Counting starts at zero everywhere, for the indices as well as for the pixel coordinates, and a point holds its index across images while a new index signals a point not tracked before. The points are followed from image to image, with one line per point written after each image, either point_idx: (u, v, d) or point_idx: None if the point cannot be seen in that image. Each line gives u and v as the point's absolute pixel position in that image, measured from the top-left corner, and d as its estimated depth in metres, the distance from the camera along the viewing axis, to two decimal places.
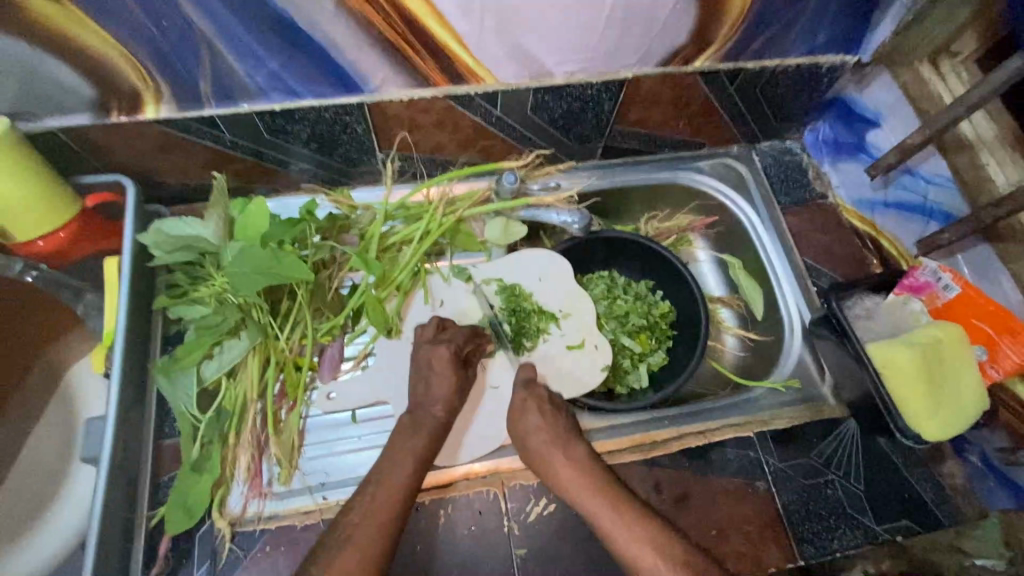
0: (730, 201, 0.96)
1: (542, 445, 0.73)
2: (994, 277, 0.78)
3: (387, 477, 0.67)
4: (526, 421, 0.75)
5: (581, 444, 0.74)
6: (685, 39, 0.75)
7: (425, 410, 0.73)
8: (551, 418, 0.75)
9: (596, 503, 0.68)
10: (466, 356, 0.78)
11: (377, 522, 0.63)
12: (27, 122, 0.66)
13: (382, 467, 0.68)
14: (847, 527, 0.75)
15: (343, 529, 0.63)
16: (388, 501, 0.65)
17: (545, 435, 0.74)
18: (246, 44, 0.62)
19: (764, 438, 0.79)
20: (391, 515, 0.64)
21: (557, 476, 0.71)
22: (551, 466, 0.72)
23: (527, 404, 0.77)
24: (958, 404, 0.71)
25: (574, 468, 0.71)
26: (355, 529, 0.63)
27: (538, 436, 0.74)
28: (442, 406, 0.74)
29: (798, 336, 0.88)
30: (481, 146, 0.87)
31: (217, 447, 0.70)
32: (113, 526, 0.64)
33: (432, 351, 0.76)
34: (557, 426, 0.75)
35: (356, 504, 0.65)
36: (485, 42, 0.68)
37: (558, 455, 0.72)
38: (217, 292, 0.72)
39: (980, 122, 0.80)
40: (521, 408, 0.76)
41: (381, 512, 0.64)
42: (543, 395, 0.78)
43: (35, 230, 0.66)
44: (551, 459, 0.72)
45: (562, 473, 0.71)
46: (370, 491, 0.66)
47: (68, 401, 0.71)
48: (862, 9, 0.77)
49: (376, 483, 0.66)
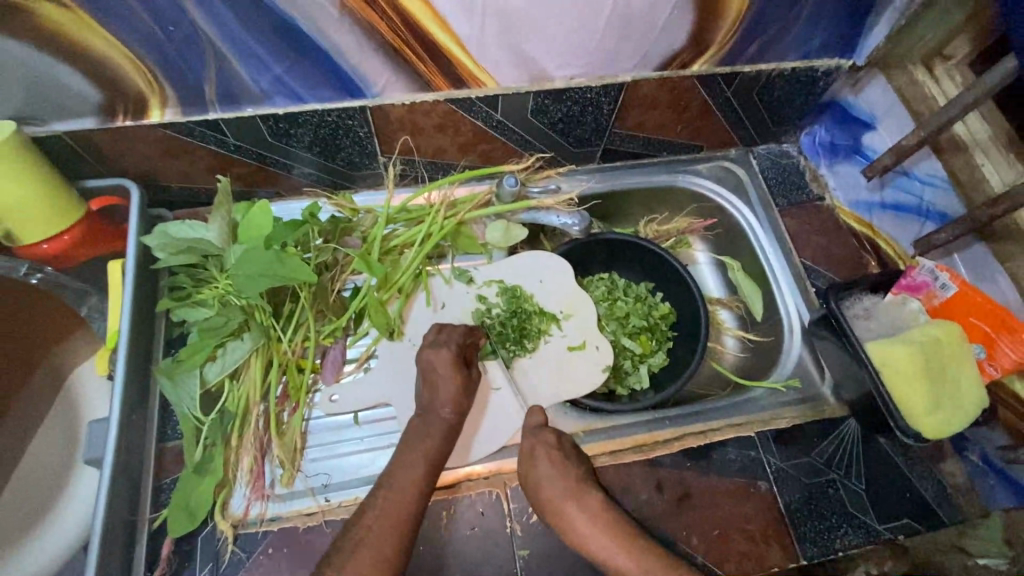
0: (729, 202, 0.98)
1: (556, 496, 0.70)
2: (992, 278, 0.79)
3: (396, 481, 0.67)
4: (538, 470, 0.72)
5: (594, 492, 0.71)
6: (682, 43, 0.76)
7: (435, 413, 0.73)
8: (562, 466, 0.72)
9: (614, 552, 0.67)
10: (465, 355, 0.78)
11: (389, 523, 0.64)
12: (33, 126, 0.67)
13: (393, 471, 0.68)
14: (848, 526, 0.75)
15: (356, 533, 0.63)
16: (400, 507, 0.65)
17: (559, 486, 0.70)
18: (251, 48, 0.63)
19: (764, 438, 0.80)
20: (404, 519, 0.64)
21: (574, 527, 0.69)
22: (562, 513, 0.70)
23: (536, 449, 0.73)
24: (958, 401, 0.72)
25: (586, 517, 0.69)
26: (367, 531, 0.63)
27: (551, 487, 0.70)
28: (450, 407, 0.74)
29: (797, 336, 0.89)
30: (482, 149, 0.88)
31: (220, 448, 0.70)
32: (117, 527, 0.64)
33: (434, 355, 0.75)
34: (567, 472, 0.71)
35: (369, 507, 0.65)
36: (486, 46, 0.69)
37: (572, 506, 0.70)
38: (220, 294, 0.73)
39: (974, 124, 0.81)
40: (531, 458, 0.73)
41: (392, 522, 0.64)
42: (552, 441, 0.74)
43: (40, 234, 0.67)
44: (563, 509, 0.70)
45: (578, 523, 0.69)
46: (382, 494, 0.66)
47: (72, 403, 0.71)
48: (856, 14, 0.78)
49: (387, 489, 0.66)
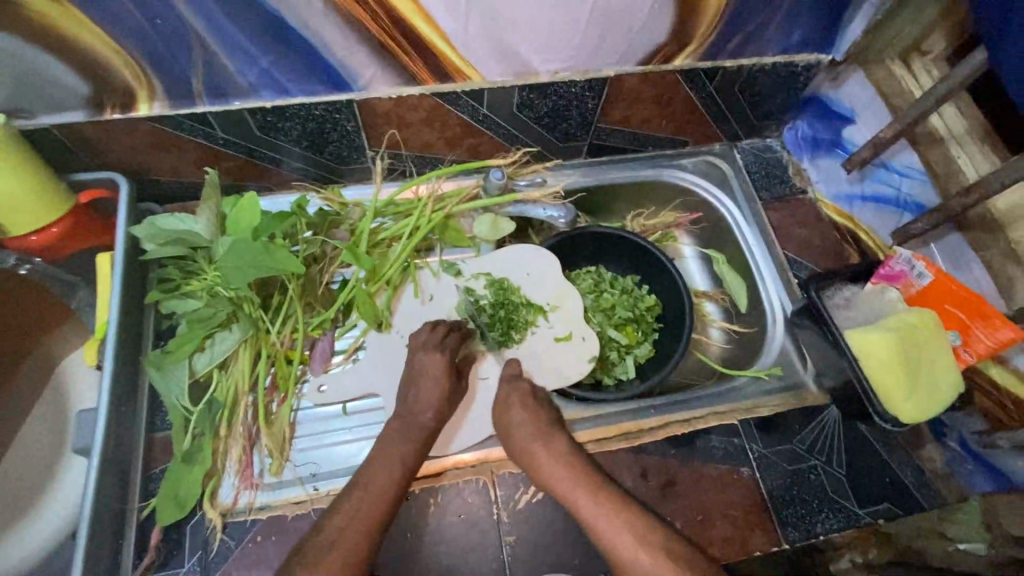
0: (713, 196, 0.99)
1: (525, 439, 0.74)
2: (967, 267, 0.81)
3: (376, 471, 0.69)
4: (510, 416, 0.77)
5: (563, 437, 0.75)
6: (664, 38, 0.78)
7: (413, 419, 0.73)
8: (536, 413, 0.77)
9: (575, 492, 0.70)
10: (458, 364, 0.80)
11: (364, 521, 0.65)
12: (21, 118, 0.68)
13: (371, 461, 0.70)
14: (830, 511, 0.76)
15: (331, 528, 0.64)
16: (376, 501, 0.67)
17: (528, 428, 0.75)
18: (238, 41, 0.64)
19: (747, 426, 0.81)
20: (381, 512, 0.66)
21: (541, 468, 0.73)
22: (529, 456, 0.73)
23: (510, 399, 0.78)
24: (934, 386, 0.73)
25: (557, 459, 0.73)
26: (342, 528, 0.64)
27: (521, 433, 0.75)
28: (431, 413, 0.74)
29: (781, 327, 0.90)
30: (469, 143, 0.89)
31: (209, 438, 0.71)
32: (106, 516, 0.64)
33: (426, 358, 0.77)
34: (539, 420, 0.76)
35: (345, 499, 0.67)
36: (470, 40, 0.70)
37: (540, 448, 0.73)
38: (208, 286, 0.73)
39: (950, 118, 0.83)
40: (506, 405, 0.78)
41: (368, 515, 0.65)
42: (527, 390, 0.79)
43: (28, 225, 0.68)
44: (530, 452, 0.74)
45: (545, 464, 0.73)
46: (359, 486, 0.68)
47: (61, 394, 0.72)
48: (833, 9, 0.80)
49: (366, 482, 0.68)
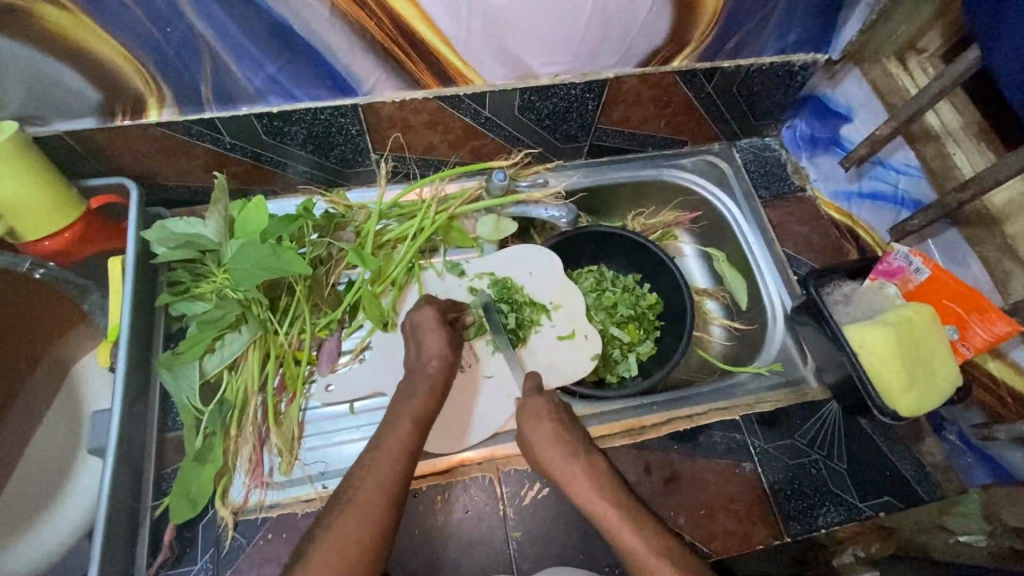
0: (713, 196, 1.00)
1: (548, 443, 0.73)
2: (964, 261, 0.81)
3: (385, 441, 0.68)
4: (536, 421, 0.75)
5: (594, 452, 0.73)
6: (662, 40, 0.79)
7: (421, 370, 0.75)
8: (564, 422, 0.75)
9: (598, 500, 0.68)
10: (449, 320, 0.83)
11: (376, 480, 0.64)
12: (34, 126, 0.69)
13: (382, 435, 0.69)
14: (831, 504, 0.78)
15: (344, 495, 0.63)
16: (385, 467, 0.65)
17: (560, 441, 0.73)
18: (245, 48, 0.65)
19: (749, 421, 0.82)
20: (391, 478, 0.64)
21: (568, 473, 0.71)
22: (551, 463, 0.72)
23: (541, 413, 0.76)
24: (933, 380, 0.74)
25: (584, 470, 0.71)
26: (354, 492, 0.63)
27: (551, 440, 0.73)
28: (436, 362, 0.76)
29: (781, 323, 0.91)
30: (472, 146, 0.91)
31: (220, 437, 0.72)
32: (121, 514, 0.66)
33: (420, 316, 0.79)
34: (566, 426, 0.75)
35: (357, 470, 0.66)
36: (472, 44, 0.72)
37: (565, 456, 0.72)
38: (218, 288, 0.75)
39: (945, 114, 0.84)
40: (536, 416, 0.76)
41: (377, 482, 0.63)
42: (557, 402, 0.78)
43: (43, 230, 0.70)
44: (553, 457, 0.72)
45: (572, 469, 0.71)
46: (371, 457, 0.67)
47: (74, 397, 0.73)
48: (828, 10, 0.81)
49: (374, 450, 0.67)
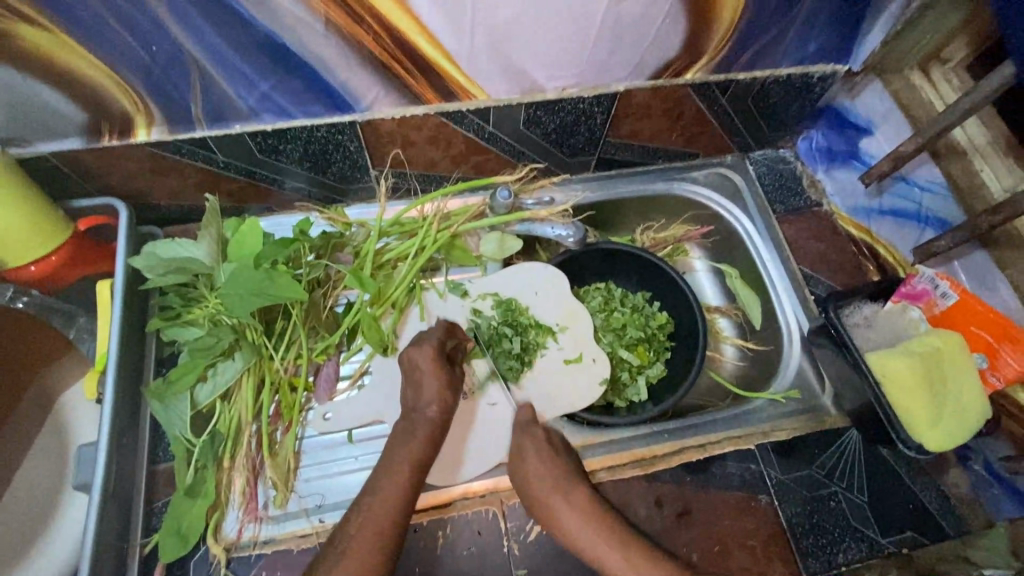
0: (726, 211, 0.96)
1: (544, 489, 0.71)
2: (993, 286, 0.77)
3: (383, 486, 0.66)
4: (531, 465, 0.72)
5: (586, 495, 0.71)
6: (675, 52, 0.75)
7: (419, 413, 0.73)
8: (556, 460, 0.73)
9: (598, 543, 0.68)
10: (450, 352, 0.79)
11: (374, 531, 0.63)
12: (17, 147, 0.66)
13: (377, 479, 0.67)
14: (852, 540, 0.74)
15: (341, 544, 0.63)
16: (385, 515, 0.64)
17: (545, 466, 0.72)
18: (237, 66, 0.62)
19: (765, 451, 0.79)
20: (388, 527, 0.63)
21: (561, 522, 0.69)
22: (548, 505, 0.70)
23: (523, 433, 0.76)
24: (960, 414, 0.70)
25: (570, 497, 0.70)
26: (351, 541, 0.62)
27: (542, 486, 0.71)
28: (436, 406, 0.74)
29: (797, 346, 0.87)
30: (475, 160, 0.87)
31: (212, 470, 0.69)
32: (107, 554, 0.63)
33: (418, 353, 0.76)
34: (559, 469, 0.72)
35: (353, 516, 0.65)
36: (476, 59, 0.68)
37: (563, 505, 0.70)
38: (211, 314, 0.72)
39: (973, 130, 0.80)
40: (525, 461, 0.73)
41: (376, 529, 0.63)
42: (540, 435, 0.76)
43: (27, 255, 0.66)
44: (549, 503, 0.70)
45: (563, 514, 0.69)
46: (367, 501, 0.66)
47: (60, 428, 0.70)
48: (851, 19, 0.77)
49: (372, 494, 0.66)
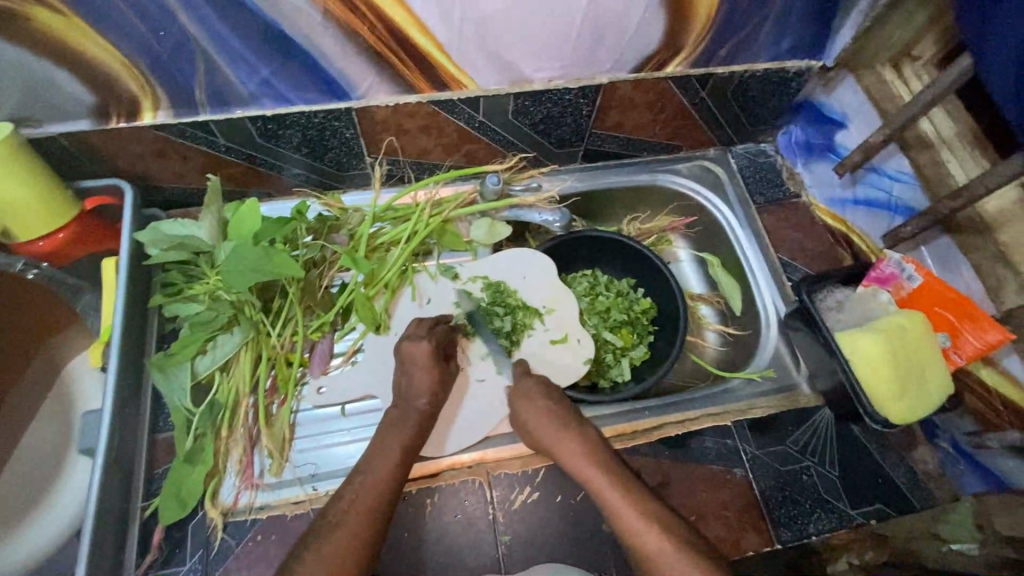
0: (708, 201, 1.00)
1: (551, 424, 0.74)
2: (957, 269, 0.82)
3: (373, 468, 0.70)
4: (534, 403, 0.76)
5: (590, 429, 0.74)
6: (655, 46, 0.79)
7: (410, 404, 0.76)
8: (557, 403, 0.77)
9: (597, 473, 0.70)
10: (446, 352, 0.82)
11: (364, 508, 0.66)
12: (30, 128, 0.70)
13: (371, 460, 0.70)
14: (822, 511, 0.77)
15: (333, 517, 0.65)
16: (376, 490, 0.68)
17: (552, 418, 0.75)
18: (239, 52, 0.66)
19: (741, 427, 0.82)
20: (378, 507, 0.66)
21: (567, 451, 0.72)
22: (552, 441, 0.73)
23: (533, 390, 0.78)
24: (923, 389, 0.74)
25: (582, 446, 0.72)
26: (344, 515, 0.65)
27: (546, 421, 0.74)
28: (426, 380, 0.77)
29: (775, 329, 0.91)
30: (466, 150, 0.91)
31: (210, 439, 0.73)
32: (110, 516, 0.66)
33: (413, 346, 0.78)
34: (563, 409, 0.76)
35: (344, 494, 0.68)
36: (465, 49, 0.72)
37: (568, 439, 0.73)
38: (210, 290, 0.75)
39: (940, 120, 0.84)
40: (527, 394, 0.78)
41: (367, 504, 0.66)
42: (549, 384, 0.79)
43: (36, 231, 0.70)
44: (558, 433, 0.73)
45: (568, 444, 0.72)
46: (359, 480, 0.69)
47: (65, 398, 0.74)
48: (823, 16, 0.81)
49: (364, 475, 0.69)
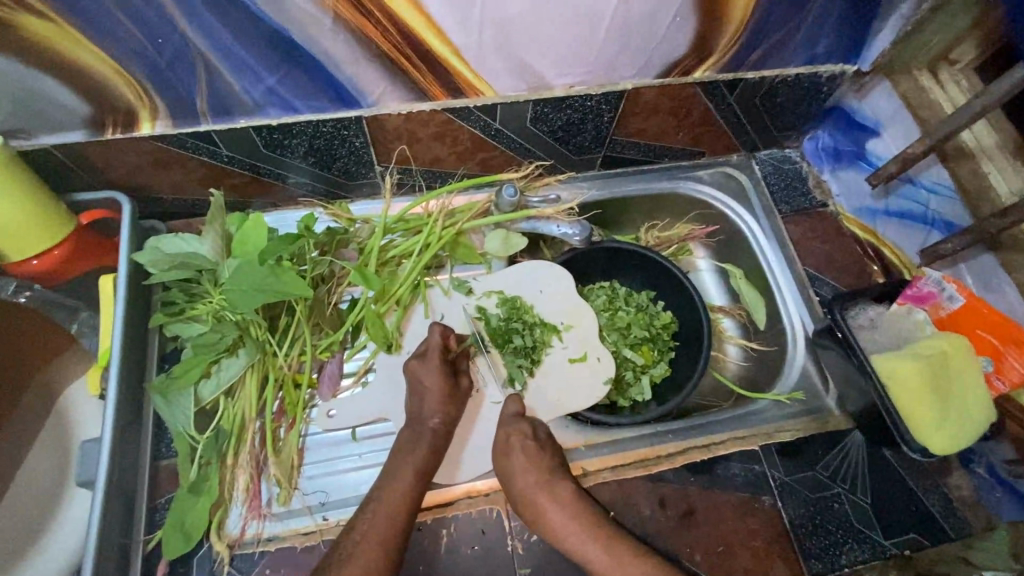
0: (732, 211, 0.96)
1: (528, 487, 0.71)
2: (999, 289, 0.78)
3: (386, 500, 0.66)
4: (516, 465, 0.72)
5: (566, 482, 0.72)
6: (685, 50, 0.74)
7: (424, 431, 0.72)
8: (541, 461, 0.73)
9: (590, 547, 0.68)
10: (457, 368, 0.78)
11: (378, 539, 0.63)
12: (20, 140, 0.65)
13: (384, 488, 0.67)
14: (854, 542, 0.74)
15: (345, 549, 0.63)
16: (391, 517, 0.65)
17: (529, 475, 0.71)
18: (242, 59, 0.61)
19: (769, 451, 0.79)
20: (393, 539, 0.63)
21: (546, 520, 0.69)
22: (537, 508, 0.70)
23: (510, 440, 0.74)
24: (966, 414, 0.71)
25: (560, 507, 0.70)
26: (357, 545, 0.63)
27: (522, 478, 0.71)
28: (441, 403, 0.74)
29: (802, 346, 0.87)
30: (481, 158, 0.86)
31: (215, 467, 0.69)
32: (110, 552, 0.62)
33: (421, 367, 0.76)
34: (544, 472, 0.72)
35: (357, 524, 0.65)
36: (484, 55, 0.67)
37: (546, 497, 0.70)
38: (214, 310, 0.71)
39: (981, 133, 0.79)
40: (505, 447, 0.74)
41: (380, 537, 0.63)
42: (527, 430, 0.75)
43: (30, 250, 0.66)
44: (542, 504, 0.70)
45: (552, 515, 0.69)
46: (372, 508, 0.66)
47: (62, 424, 0.70)
48: (863, 18, 0.76)
49: (378, 508, 0.66)
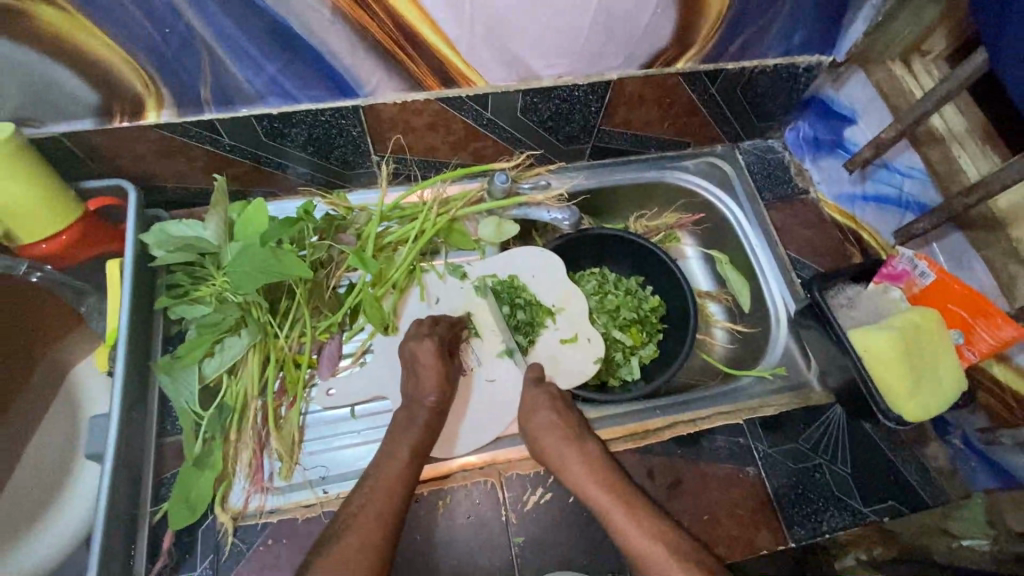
0: (717, 199, 1.00)
1: (555, 441, 0.74)
2: (970, 266, 0.81)
3: (385, 471, 0.69)
4: (538, 418, 0.76)
5: (592, 441, 0.75)
6: (666, 41, 0.78)
7: (419, 404, 0.75)
8: (564, 415, 0.77)
9: (606, 498, 0.69)
10: (450, 347, 0.81)
11: (375, 512, 0.65)
12: (31, 127, 0.68)
13: (381, 464, 0.70)
14: (835, 509, 0.77)
15: (343, 522, 0.65)
16: (387, 490, 0.67)
17: (556, 431, 0.75)
18: (243, 49, 0.64)
19: (753, 425, 0.82)
20: (391, 511, 0.66)
21: (570, 472, 0.72)
22: (567, 467, 0.72)
23: (539, 400, 0.78)
24: (937, 387, 0.74)
25: (583, 460, 0.72)
26: (355, 518, 0.65)
27: (548, 432, 0.75)
28: (436, 381, 0.76)
29: (785, 326, 0.91)
30: (473, 147, 0.90)
31: (219, 443, 0.72)
32: (119, 522, 0.65)
33: (418, 346, 0.78)
34: (565, 422, 0.76)
35: (355, 500, 0.67)
36: (474, 46, 0.71)
37: (570, 450, 0.73)
38: (217, 291, 0.74)
39: (951, 117, 0.83)
40: (532, 406, 0.78)
41: (378, 512, 0.65)
42: (556, 394, 0.79)
43: (39, 234, 0.69)
44: (570, 464, 0.72)
45: (574, 468, 0.72)
46: (370, 485, 0.68)
47: (72, 404, 0.73)
48: (835, 11, 0.80)
49: (376, 479, 0.68)
